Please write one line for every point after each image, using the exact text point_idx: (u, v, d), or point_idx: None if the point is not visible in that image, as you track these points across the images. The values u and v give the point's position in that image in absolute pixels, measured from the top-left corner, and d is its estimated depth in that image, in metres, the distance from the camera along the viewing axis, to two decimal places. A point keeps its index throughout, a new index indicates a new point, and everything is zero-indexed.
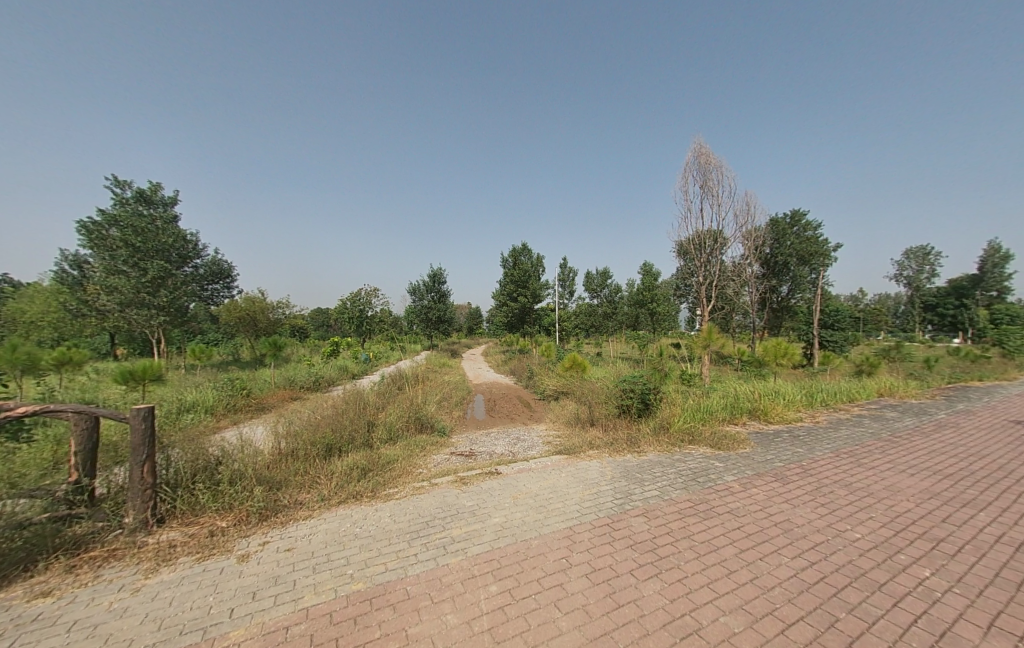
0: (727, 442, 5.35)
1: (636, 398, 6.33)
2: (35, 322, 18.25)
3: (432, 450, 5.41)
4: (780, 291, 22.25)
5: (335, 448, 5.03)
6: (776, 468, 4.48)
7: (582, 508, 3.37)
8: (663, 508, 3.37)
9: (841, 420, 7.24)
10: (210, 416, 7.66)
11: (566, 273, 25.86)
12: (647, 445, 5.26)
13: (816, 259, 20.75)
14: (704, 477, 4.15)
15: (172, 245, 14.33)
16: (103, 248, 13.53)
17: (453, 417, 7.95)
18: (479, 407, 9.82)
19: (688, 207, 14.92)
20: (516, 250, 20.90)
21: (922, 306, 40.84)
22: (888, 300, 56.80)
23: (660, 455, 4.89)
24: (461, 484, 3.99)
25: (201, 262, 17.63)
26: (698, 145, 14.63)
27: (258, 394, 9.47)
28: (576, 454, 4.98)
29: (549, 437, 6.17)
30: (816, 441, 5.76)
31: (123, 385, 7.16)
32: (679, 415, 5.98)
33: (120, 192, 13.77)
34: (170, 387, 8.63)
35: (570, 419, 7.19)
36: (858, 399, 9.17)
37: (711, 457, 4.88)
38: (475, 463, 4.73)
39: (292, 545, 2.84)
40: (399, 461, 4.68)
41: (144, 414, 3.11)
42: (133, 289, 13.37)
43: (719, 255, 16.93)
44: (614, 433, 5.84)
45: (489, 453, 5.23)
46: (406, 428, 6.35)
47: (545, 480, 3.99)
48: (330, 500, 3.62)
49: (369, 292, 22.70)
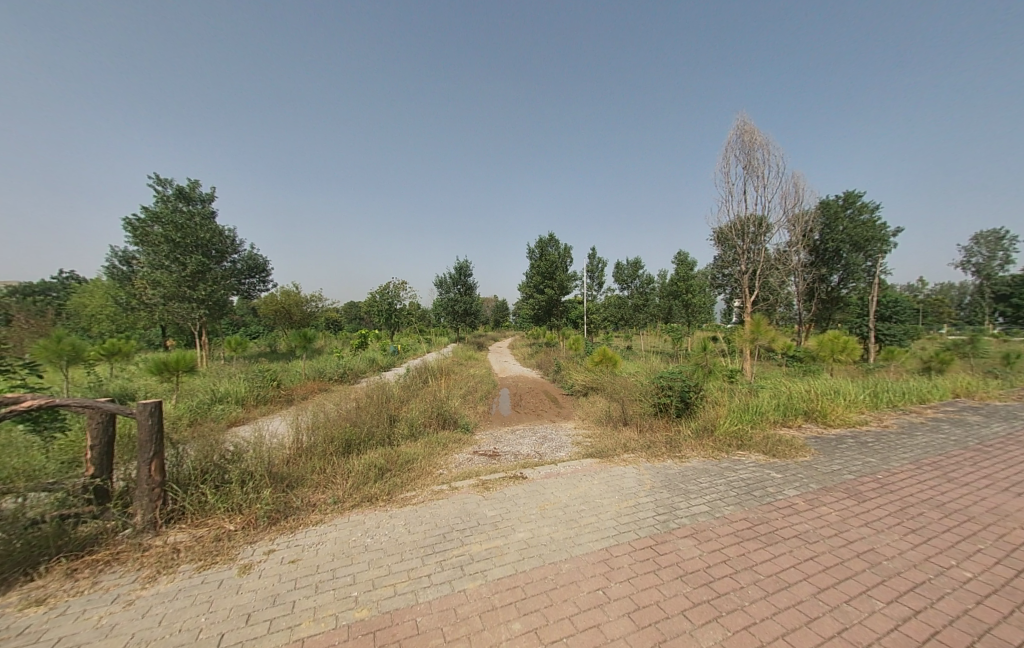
0: (784, 449, 4.74)
1: (675, 397, 5.79)
2: (95, 315, 19.56)
3: (454, 449, 5.11)
4: (830, 280, 20.62)
5: (355, 444, 4.81)
6: (847, 483, 3.86)
7: (620, 525, 2.94)
8: (715, 529, 2.90)
9: (915, 425, 6.38)
10: (240, 407, 7.74)
11: (595, 264, 25.04)
12: (690, 450, 4.74)
13: (873, 245, 19.32)
14: (761, 490, 3.62)
15: (210, 240, 14.78)
16: (146, 244, 14.09)
17: (478, 413, 7.65)
18: (505, 402, 9.50)
19: (729, 189, 13.90)
20: (543, 240, 20.29)
21: (993, 296, 36.99)
22: (952, 289, 52.07)
23: (706, 462, 4.37)
24: (483, 489, 3.64)
25: (238, 256, 18.20)
26: (741, 122, 13.56)
27: (288, 386, 9.57)
28: (609, 458, 4.52)
29: (579, 437, 5.75)
30: (888, 450, 5.03)
31: (158, 376, 7.31)
32: (725, 416, 5.39)
33: (162, 190, 14.30)
34: (205, 378, 8.84)
35: (600, 418, 6.74)
36: (930, 400, 8.14)
37: (766, 466, 4.31)
38: (499, 465, 4.38)
39: (298, 556, 2.59)
40: (419, 460, 4.40)
41: (152, 407, 2.96)
42: (174, 283, 13.92)
43: (763, 242, 15.74)
44: (651, 435, 5.34)
45: (515, 454, 4.85)
46: (428, 424, 6.07)
47: (575, 488, 3.59)
48: (344, 503, 3.37)
49: (398, 285, 22.76)
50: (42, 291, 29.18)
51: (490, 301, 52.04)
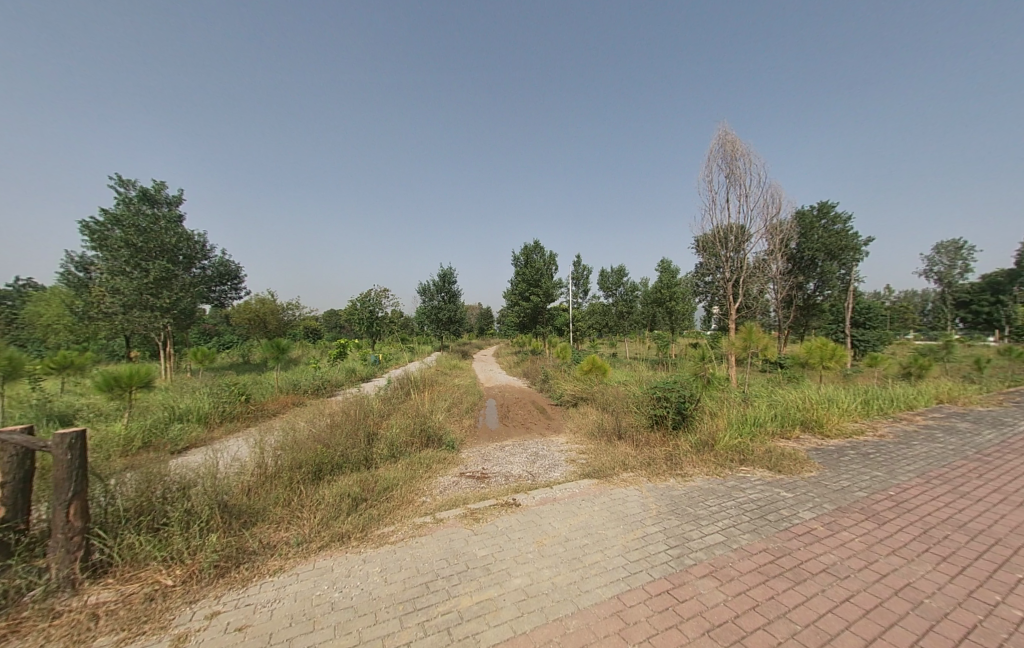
0: (789, 464, 4.49)
1: (672, 408, 5.50)
2: (51, 325, 18.23)
3: (439, 471, 4.66)
4: (806, 288, 20.67)
5: (327, 469, 4.30)
6: (862, 502, 3.63)
7: (630, 564, 2.58)
8: (735, 564, 2.57)
9: (910, 434, 6.25)
10: (202, 427, 7.07)
11: (579, 271, 24.94)
12: (692, 467, 4.43)
13: (846, 254, 19.78)
14: (775, 513, 3.33)
15: (176, 244, 13.91)
16: (105, 248, 13.13)
17: (463, 428, 7.18)
18: (491, 414, 9.05)
19: (712, 198, 13.99)
20: (528, 247, 20.05)
21: (955, 303, 38.65)
22: (916, 296, 54.34)
23: (710, 481, 4.07)
24: (471, 521, 3.23)
25: (209, 262, 17.28)
26: (723, 131, 13.69)
27: (258, 400, 8.90)
28: (607, 478, 4.16)
29: (573, 453, 5.37)
30: (892, 462, 4.84)
31: (107, 393, 6.60)
32: (724, 429, 5.13)
33: (124, 191, 13.42)
34: (165, 394, 8.11)
35: (593, 431, 6.41)
36: (917, 406, 8.13)
37: (773, 483, 4.04)
38: (488, 490, 3.97)
39: (247, 621, 2.13)
40: (398, 487, 3.94)
41: (75, 435, 2.47)
42: (135, 290, 13.00)
43: (744, 250, 15.88)
44: (649, 450, 5.01)
45: (505, 476, 4.44)
46: (410, 443, 5.55)
47: (575, 517, 3.22)
48: (309, 544, 2.90)
49: (379, 292, 22.05)
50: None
51: (474, 309, 51.49)
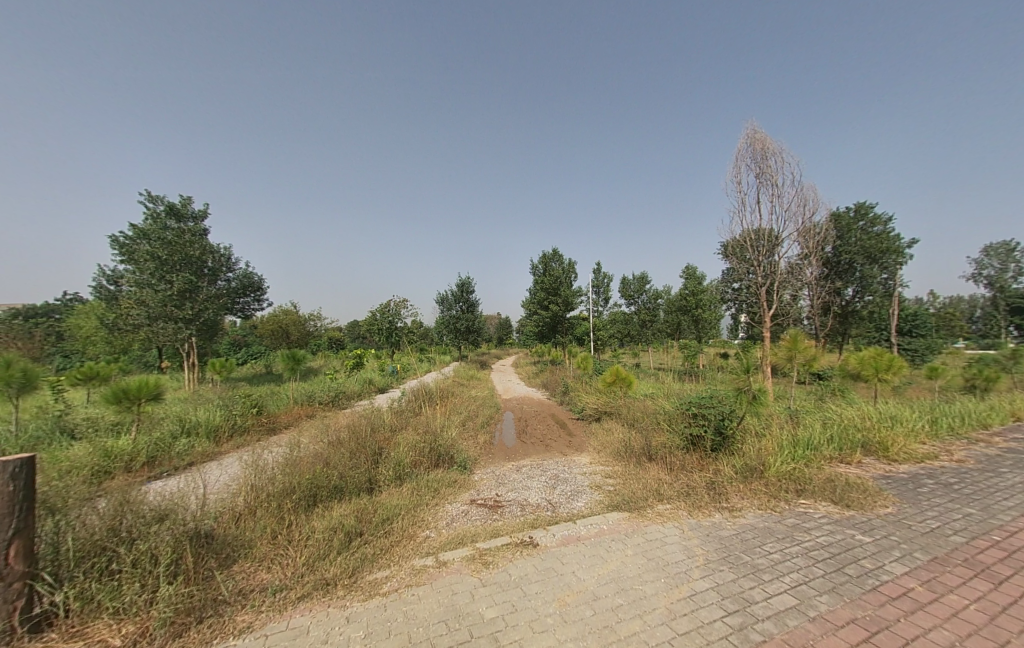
0: (859, 499, 3.77)
1: (710, 427, 4.86)
2: (89, 337, 18.91)
3: (447, 497, 4.17)
4: (844, 294, 19.38)
5: (325, 493, 3.88)
6: (964, 552, 2.93)
7: (678, 639, 2.01)
8: (817, 644, 1.98)
9: (994, 459, 5.34)
10: (209, 442, 6.81)
11: (600, 279, 24.29)
12: (740, 500, 3.79)
13: (887, 257, 18.53)
14: (856, 568, 2.69)
15: (200, 257, 14.10)
16: (133, 261, 13.41)
17: (478, 445, 6.67)
18: (509, 429, 8.51)
19: (742, 200, 13.25)
20: (547, 256, 19.53)
21: (1008, 309, 35.60)
22: (962, 303, 50.81)
23: (764, 519, 3.44)
24: (481, 564, 2.74)
25: (233, 274, 17.56)
26: (753, 129, 12.97)
27: (271, 413, 8.68)
28: (640, 511, 3.58)
29: (598, 478, 4.78)
30: (983, 495, 4.05)
31: (116, 406, 6.46)
32: (775, 453, 4.45)
33: (153, 206, 13.75)
34: (177, 407, 7.95)
35: (619, 451, 5.79)
36: (992, 424, 7.13)
37: (843, 524, 3.36)
38: (502, 523, 3.46)
39: None
40: (399, 518, 3.47)
41: (20, 462, 2.13)
42: (160, 302, 13.21)
43: (774, 255, 14.92)
44: (687, 476, 4.38)
45: (522, 505, 3.92)
46: (418, 463, 5.08)
47: (604, 566, 2.66)
48: (287, 594, 2.47)
49: (399, 303, 21.91)
50: (46, 314, 28.86)
51: (494, 319, 51.24)
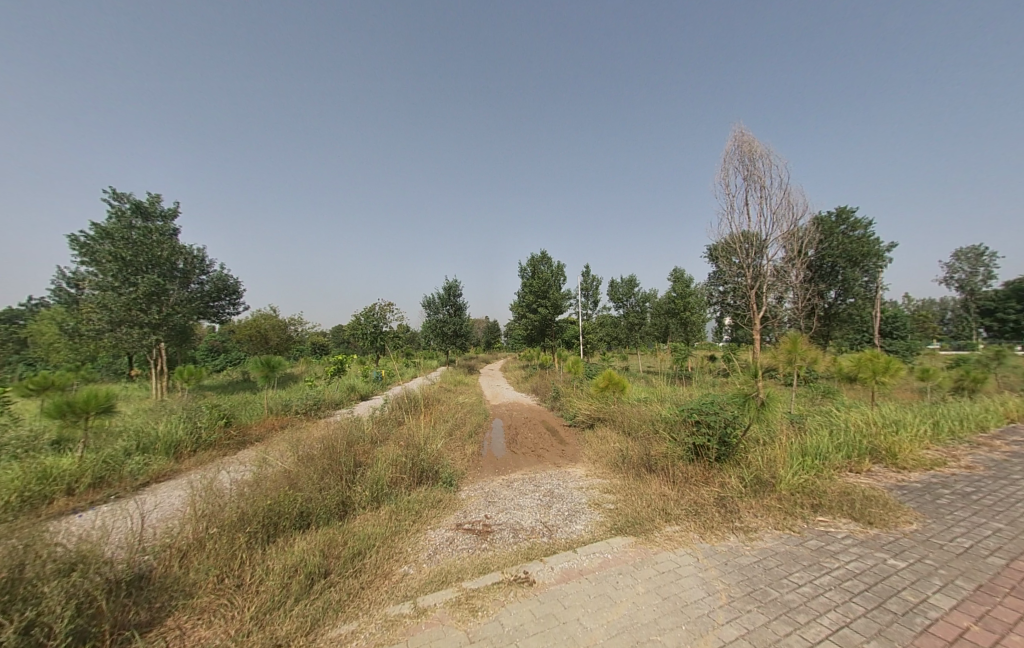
0: (881, 515, 3.46)
1: (713, 436, 4.51)
2: (51, 344, 17.78)
3: (430, 521, 3.72)
4: (827, 297, 19.50)
5: (289, 521, 3.38)
6: (1009, 578, 2.63)
7: None
8: None
9: (1002, 464, 5.14)
10: (168, 460, 6.18)
11: (589, 282, 24.13)
12: (753, 519, 3.44)
13: (868, 261, 18.77)
14: (901, 607, 2.34)
15: (168, 258, 13.27)
16: (93, 262, 12.53)
17: (465, 457, 6.19)
18: (498, 438, 8.04)
19: (730, 202, 13.17)
20: (535, 258, 19.24)
21: (977, 310, 36.63)
22: (933, 305, 52.45)
23: (785, 542, 3.09)
24: (468, 612, 2.31)
25: (207, 277, 16.69)
26: (740, 131, 12.89)
27: (241, 425, 8.05)
28: (646, 535, 3.19)
29: (595, 493, 4.39)
30: (1006, 506, 3.79)
31: (60, 421, 5.79)
32: (785, 464, 4.13)
33: (116, 204, 12.89)
34: (134, 420, 7.25)
35: (615, 462, 5.41)
36: (988, 426, 7.00)
37: (870, 546, 3.04)
38: (493, 553, 3.04)
39: None
40: (373, 552, 3.00)
41: None
42: (123, 306, 12.36)
43: (759, 258, 14.90)
44: (693, 491, 4.02)
45: (514, 528, 3.50)
46: (398, 480, 4.61)
47: (614, 611, 2.27)
48: None
49: (384, 307, 21.21)
50: (8, 320, 27.21)
51: (482, 323, 50.79)
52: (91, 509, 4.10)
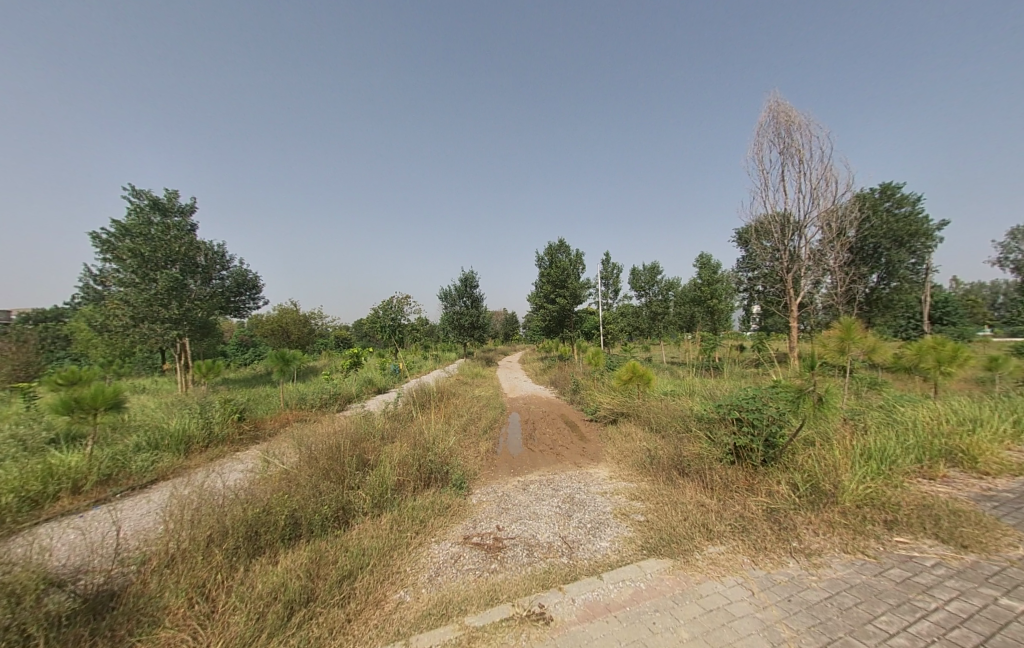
0: (980, 538, 2.82)
1: (758, 438, 3.92)
2: (86, 341, 18.43)
3: (435, 533, 3.30)
4: (868, 281, 18.07)
5: (277, 533, 3.01)
6: None
7: None
8: None
9: None
10: (177, 457, 6.03)
11: (609, 270, 23.34)
12: (817, 541, 2.87)
13: (916, 240, 17.25)
14: None
15: (186, 253, 13.33)
16: (116, 259, 12.69)
17: (478, 456, 5.79)
18: (515, 434, 7.61)
19: (764, 179, 12.17)
20: (553, 247, 18.56)
21: None
22: (983, 289, 48.70)
23: (861, 572, 2.52)
24: None
25: (227, 272, 16.80)
26: (775, 99, 11.83)
27: (254, 420, 7.90)
28: (687, 557, 2.68)
29: (622, 500, 3.88)
30: None
31: (68, 418, 5.68)
32: (849, 471, 3.50)
33: (135, 200, 12.98)
34: (148, 416, 7.18)
35: (642, 464, 4.88)
36: None
37: (974, 579, 2.43)
38: (505, 577, 2.60)
39: None
40: (367, 575, 2.61)
41: None
42: (144, 301, 12.48)
43: (795, 239, 13.80)
44: (739, 501, 3.47)
45: (529, 544, 3.05)
46: (404, 482, 4.22)
47: None
48: None
49: (402, 300, 20.99)
50: (55, 318, 28.64)
51: (500, 316, 50.42)
52: (87, 514, 3.91)
